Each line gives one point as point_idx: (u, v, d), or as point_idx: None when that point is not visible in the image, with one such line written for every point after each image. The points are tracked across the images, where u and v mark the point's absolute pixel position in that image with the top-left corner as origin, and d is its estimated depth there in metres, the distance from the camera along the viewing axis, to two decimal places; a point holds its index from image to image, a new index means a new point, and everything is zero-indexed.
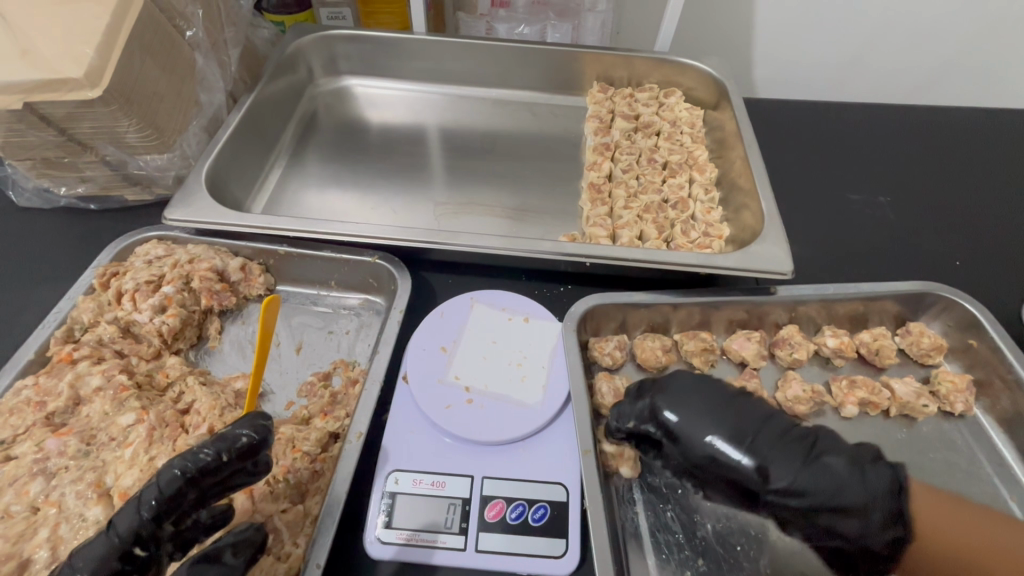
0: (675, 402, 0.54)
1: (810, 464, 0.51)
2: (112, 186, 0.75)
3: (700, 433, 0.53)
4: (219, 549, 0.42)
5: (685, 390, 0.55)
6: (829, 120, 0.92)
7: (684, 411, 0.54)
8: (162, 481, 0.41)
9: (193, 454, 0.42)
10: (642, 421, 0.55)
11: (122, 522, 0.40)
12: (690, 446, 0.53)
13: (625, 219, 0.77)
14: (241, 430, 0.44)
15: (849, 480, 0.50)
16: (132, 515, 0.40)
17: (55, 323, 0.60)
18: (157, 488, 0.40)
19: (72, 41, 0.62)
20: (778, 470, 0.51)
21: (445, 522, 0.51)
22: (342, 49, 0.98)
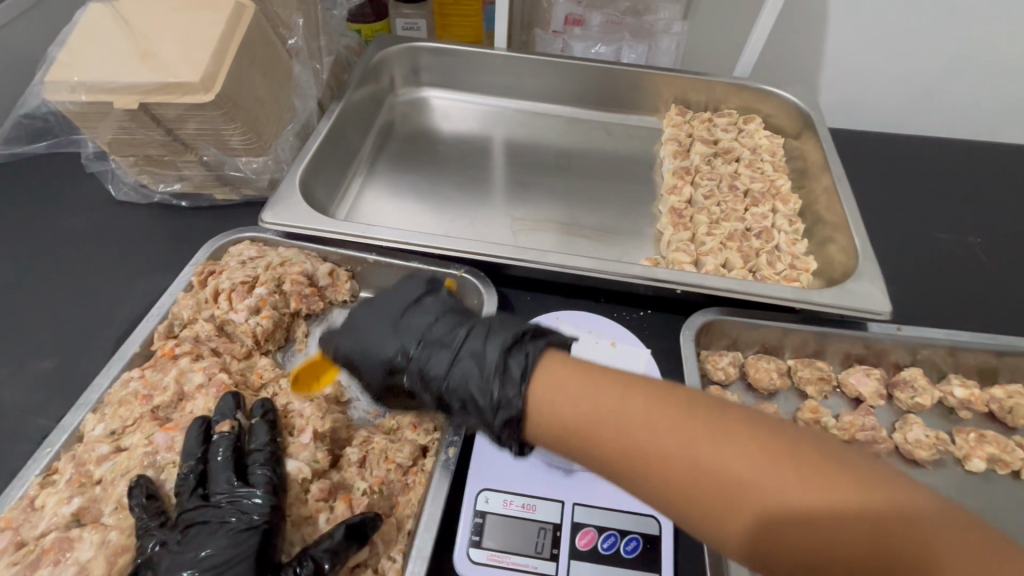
0: (365, 326, 0.56)
1: (423, 348, 0.53)
2: (206, 185, 0.77)
3: (427, 361, 0.51)
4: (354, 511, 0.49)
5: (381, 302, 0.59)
6: (913, 154, 0.90)
7: (434, 348, 0.52)
8: (258, 445, 0.51)
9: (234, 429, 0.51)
10: (436, 363, 0.51)
11: (256, 481, 0.48)
12: (465, 388, 0.48)
13: (708, 245, 0.76)
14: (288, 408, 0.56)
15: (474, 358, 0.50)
16: (268, 472, 0.49)
17: (158, 318, 0.62)
18: (265, 453, 0.50)
19: (190, 48, 0.65)
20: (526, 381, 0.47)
21: (535, 546, 0.50)
22: (424, 61, 1.00)
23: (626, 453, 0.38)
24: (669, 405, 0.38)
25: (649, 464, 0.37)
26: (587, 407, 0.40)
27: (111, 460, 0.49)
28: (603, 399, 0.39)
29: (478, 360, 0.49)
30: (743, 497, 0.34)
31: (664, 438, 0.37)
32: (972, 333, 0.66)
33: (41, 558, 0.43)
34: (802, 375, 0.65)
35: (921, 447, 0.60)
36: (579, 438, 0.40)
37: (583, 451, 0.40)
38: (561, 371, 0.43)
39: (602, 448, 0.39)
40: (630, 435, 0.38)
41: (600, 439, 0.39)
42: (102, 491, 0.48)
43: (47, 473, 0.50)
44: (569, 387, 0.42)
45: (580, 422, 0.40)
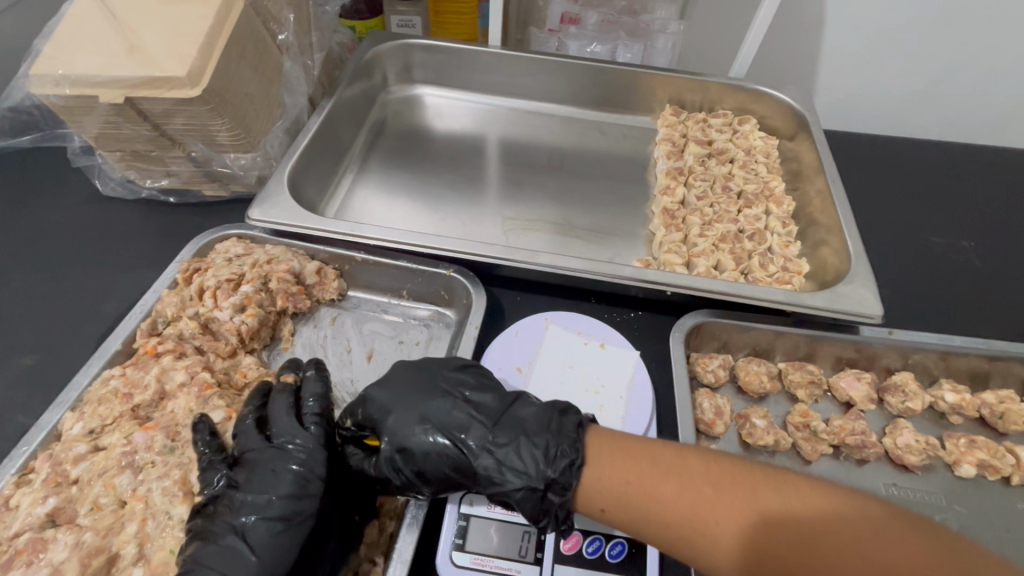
0: (404, 379, 0.52)
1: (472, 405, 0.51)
2: (194, 181, 0.76)
3: (469, 437, 0.49)
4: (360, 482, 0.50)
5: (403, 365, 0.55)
6: (908, 157, 0.89)
7: (483, 405, 0.51)
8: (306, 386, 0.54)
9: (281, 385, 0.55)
10: (481, 439, 0.48)
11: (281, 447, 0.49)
12: (513, 467, 0.47)
13: (700, 247, 0.75)
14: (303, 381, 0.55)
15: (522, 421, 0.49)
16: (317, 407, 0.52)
17: (141, 315, 0.61)
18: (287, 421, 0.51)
19: (177, 42, 0.64)
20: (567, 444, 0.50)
21: (519, 550, 0.50)
22: (417, 58, 0.99)
23: (672, 512, 0.43)
24: (700, 464, 0.45)
25: (693, 519, 0.42)
26: (635, 467, 0.45)
27: (89, 460, 0.49)
28: (648, 463, 0.45)
29: (531, 419, 0.49)
30: (779, 538, 0.40)
31: (701, 493, 0.43)
32: (963, 338, 0.65)
33: (13, 559, 0.43)
34: (792, 379, 0.64)
35: (910, 452, 0.60)
36: (631, 500, 0.44)
37: (633, 516, 0.44)
38: (603, 436, 0.48)
39: (651, 510, 0.43)
40: (676, 496, 0.43)
41: (646, 499, 0.44)
42: (79, 491, 0.47)
43: (23, 472, 0.49)
44: (615, 454, 0.47)
45: (631, 482, 0.45)
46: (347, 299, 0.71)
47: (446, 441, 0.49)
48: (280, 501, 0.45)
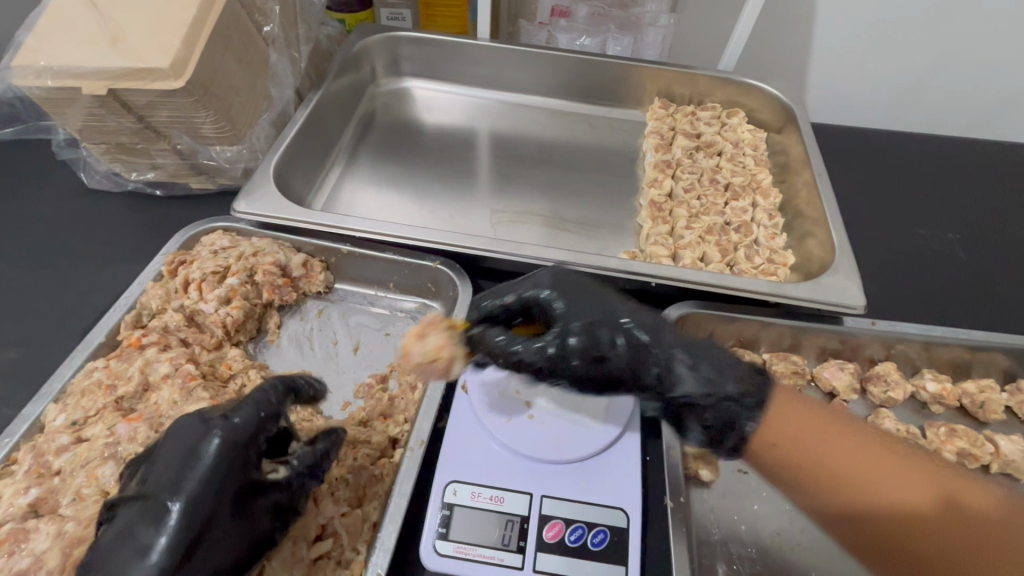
0: (576, 296, 0.54)
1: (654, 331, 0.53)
2: (180, 174, 0.76)
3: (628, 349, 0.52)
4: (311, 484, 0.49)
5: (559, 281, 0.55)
6: (894, 150, 0.90)
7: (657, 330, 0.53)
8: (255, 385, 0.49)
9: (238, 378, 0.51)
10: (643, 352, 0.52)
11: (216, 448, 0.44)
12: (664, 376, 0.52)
13: (686, 239, 0.76)
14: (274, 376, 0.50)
15: (691, 346, 0.53)
16: (254, 407, 0.47)
17: (125, 308, 0.61)
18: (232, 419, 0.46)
19: (161, 34, 0.64)
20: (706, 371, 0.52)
21: (502, 538, 0.50)
22: (406, 51, 0.99)
23: (844, 473, 0.47)
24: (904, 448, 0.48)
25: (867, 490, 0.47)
26: (819, 426, 0.49)
27: (72, 451, 0.49)
28: (848, 435, 0.49)
29: (687, 344, 0.53)
30: (877, 518, 0.46)
31: (884, 472, 0.47)
32: (945, 328, 0.66)
33: None
34: (776, 369, 0.65)
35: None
36: (801, 451, 0.49)
37: (800, 463, 0.49)
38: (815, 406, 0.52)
39: (837, 471, 0.48)
40: (849, 461, 0.48)
41: (844, 462, 0.48)
42: (61, 482, 0.47)
43: (5, 464, 0.49)
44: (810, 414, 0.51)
45: (805, 436, 0.49)
46: (334, 292, 0.71)
47: (608, 355, 0.52)
48: (179, 505, 0.41)
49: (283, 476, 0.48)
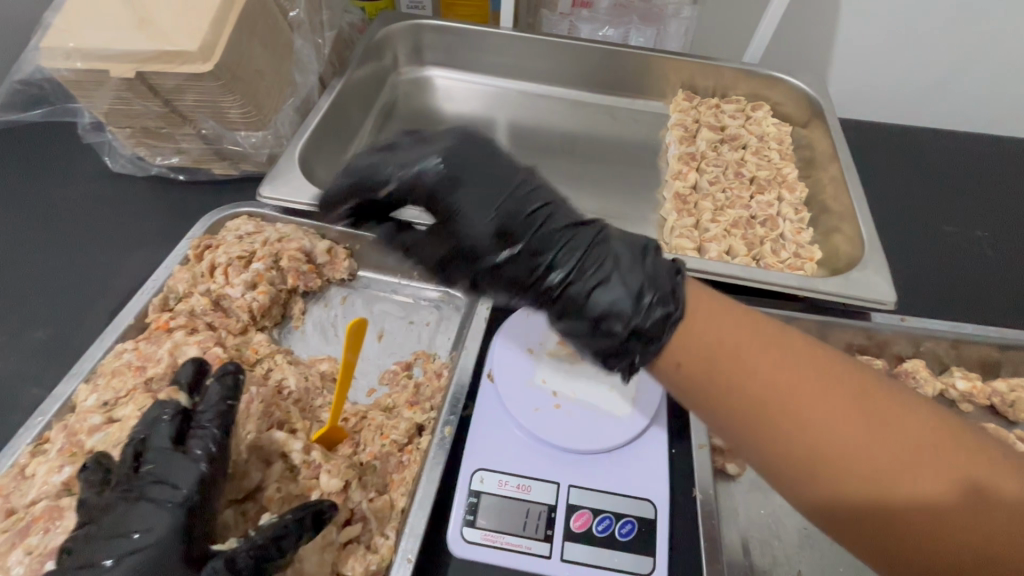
0: (473, 171, 0.47)
1: (588, 251, 0.44)
2: (204, 159, 0.75)
3: (539, 232, 0.45)
4: (280, 534, 0.42)
5: (468, 147, 0.48)
6: (921, 146, 0.88)
7: (577, 246, 0.45)
8: (208, 405, 0.47)
9: (182, 397, 0.49)
10: (570, 248, 0.44)
11: (159, 493, 0.42)
12: (605, 292, 0.43)
13: (712, 232, 0.75)
14: (213, 388, 0.48)
15: (627, 263, 0.44)
16: (209, 439, 0.45)
17: (152, 291, 0.61)
18: (178, 461, 0.43)
19: (190, 17, 0.63)
20: (609, 284, 0.43)
21: (529, 527, 0.50)
22: (428, 39, 0.98)
23: (846, 451, 0.36)
24: (872, 389, 0.38)
25: (890, 478, 0.35)
26: (712, 317, 0.42)
27: (104, 431, 0.49)
28: (749, 337, 0.40)
29: (613, 267, 0.44)
30: (826, 449, 0.36)
31: (839, 405, 0.37)
32: (976, 326, 0.65)
33: (31, 526, 0.43)
34: None
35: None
36: (731, 384, 0.39)
37: (720, 375, 0.40)
38: (705, 303, 0.43)
39: (786, 424, 0.37)
40: (766, 363, 0.39)
41: (753, 390, 0.39)
42: None
43: (39, 442, 0.49)
44: (720, 322, 0.41)
45: (730, 366, 0.39)
46: (358, 279, 0.71)
47: (512, 243, 0.45)
48: (116, 559, 0.39)
49: (233, 550, 0.41)
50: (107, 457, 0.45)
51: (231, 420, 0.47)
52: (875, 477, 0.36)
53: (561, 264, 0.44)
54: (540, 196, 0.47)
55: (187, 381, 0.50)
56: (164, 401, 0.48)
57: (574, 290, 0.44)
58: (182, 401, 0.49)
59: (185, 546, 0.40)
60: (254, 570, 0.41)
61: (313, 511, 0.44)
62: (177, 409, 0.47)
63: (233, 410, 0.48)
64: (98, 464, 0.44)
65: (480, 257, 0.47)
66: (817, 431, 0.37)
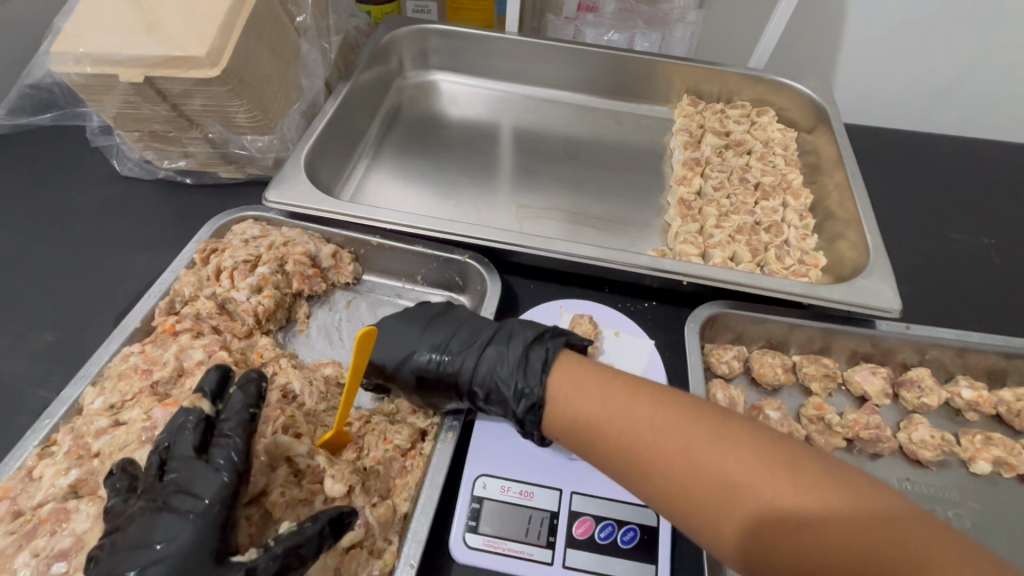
0: (392, 331, 0.59)
1: (477, 350, 0.56)
2: (210, 163, 0.76)
3: (447, 348, 0.56)
4: (300, 542, 0.42)
5: (394, 324, 0.60)
6: (928, 152, 0.88)
7: (467, 346, 0.56)
8: (230, 413, 0.47)
9: (205, 405, 0.47)
10: (472, 354, 0.55)
11: (183, 504, 0.42)
12: (502, 382, 0.53)
13: (716, 238, 0.75)
14: (236, 395, 0.48)
15: (507, 355, 0.54)
16: (231, 449, 0.45)
17: (159, 294, 0.61)
18: (202, 471, 0.43)
19: (198, 23, 0.64)
20: (497, 367, 0.54)
21: (532, 534, 0.50)
22: (433, 44, 0.99)
23: (691, 481, 0.41)
24: (711, 426, 0.42)
25: (739, 497, 0.39)
26: (577, 383, 0.49)
27: (110, 434, 0.49)
28: (599, 398, 0.47)
29: (502, 353, 0.54)
30: (694, 485, 0.40)
31: (680, 442, 0.42)
32: (982, 334, 0.65)
33: (38, 528, 0.44)
34: (807, 372, 0.64)
35: (925, 448, 0.60)
36: (587, 431, 0.46)
37: (591, 427, 0.46)
38: (571, 370, 0.50)
39: (639, 463, 0.43)
40: (623, 412, 0.45)
41: (606, 438, 0.45)
42: (100, 464, 0.48)
43: (46, 444, 0.50)
44: (572, 387, 0.49)
45: (587, 421, 0.46)
46: (362, 283, 0.72)
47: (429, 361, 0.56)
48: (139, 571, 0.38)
49: (254, 561, 0.41)
50: (133, 463, 0.46)
51: (253, 428, 0.47)
52: (721, 498, 0.39)
53: (467, 369, 0.55)
54: (453, 318, 0.60)
55: (208, 389, 0.48)
56: (188, 409, 0.47)
57: (482, 385, 0.54)
58: (205, 409, 0.47)
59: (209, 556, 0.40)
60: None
61: (328, 521, 0.44)
62: (200, 417, 0.46)
63: (256, 418, 0.48)
64: (124, 470, 0.45)
65: (427, 378, 0.56)
66: (674, 469, 0.41)
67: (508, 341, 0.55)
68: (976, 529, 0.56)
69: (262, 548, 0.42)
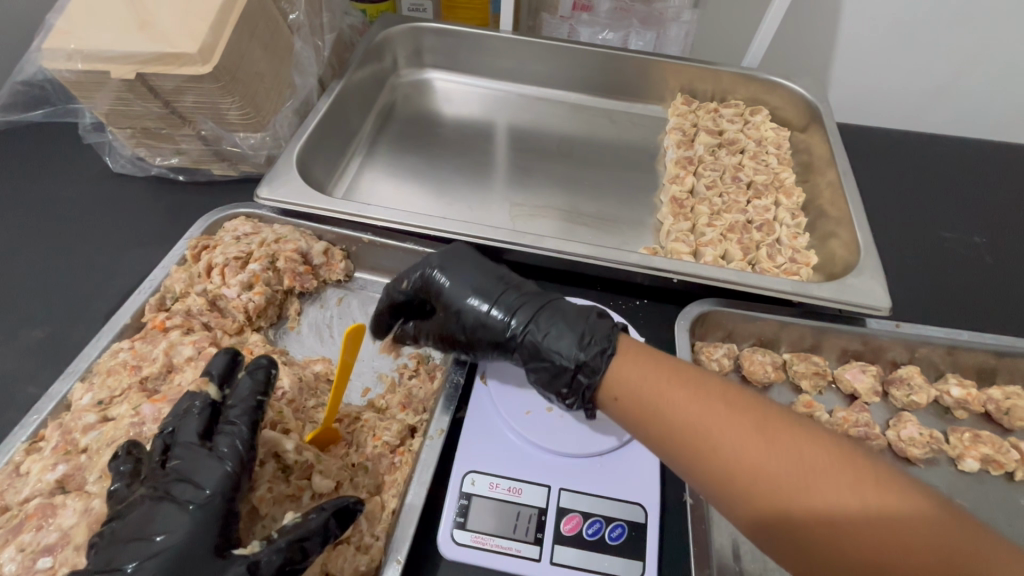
0: (455, 269, 0.59)
1: (540, 308, 0.56)
2: (203, 160, 0.76)
3: (505, 301, 0.57)
4: (305, 535, 0.42)
5: (453, 260, 0.60)
6: (920, 151, 0.88)
7: (524, 302, 0.57)
8: (237, 401, 0.48)
9: (212, 390, 0.48)
10: (531, 312, 0.56)
11: (185, 494, 0.42)
12: (558, 338, 0.53)
13: (708, 236, 0.75)
14: (244, 384, 0.49)
15: (571, 319, 0.54)
16: (236, 438, 0.45)
17: (149, 291, 0.61)
18: (205, 460, 0.44)
19: (190, 20, 0.64)
20: (554, 328, 0.54)
21: (520, 530, 0.50)
22: (428, 42, 0.99)
23: (757, 464, 0.41)
24: (782, 417, 0.44)
25: (799, 494, 0.40)
26: (639, 371, 0.49)
27: (98, 429, 0.49)
28: (670, 378, 0.48)
29: (564, 315, 0.55)
30: (756, 476, 0.41)
31: (748, 427, 0.43)
32: (971, 333, 0.65)
33: (24, 523, 0.44)
34: (796, 369, 0.64)
35: (914, 445, 0.60)
36: (644, 407, 0.47)
37: (652, 413, 0.47)
38: (639, 354, 0.51)
39: (701, 444, 0.44)
40: (684, 401, 0.46)
41: (672, 417, 0.45)
42: (87, 460, 0.48)
43: (34, 440, 0.50)
44: (643, 365, 0.49)
45: (650, 397, 0.47)
46: (354, 280, 0.72)
47: (487, 312, 0.57)
48: (137, 563, 0.38)
49: (257, 555, 0.41)
50: (138, 447, 0.46)
51: (259, 417, 0.47)
52: (781, 483, 0.40)
53: (524, 318, 0.55)
54: (511, 279, 0.60)
55: (216, 375, 0.49)
56: (194, 393, 0.48)
57: (537, 339, 0.54)
58: (211, 395, 0.48)
59: (211, 549, 0.40)
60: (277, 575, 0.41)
61: (331, 513, 0.44)
62: (206, 404, 0.47)
63: (262, 407, 0.48)
64: (129, 454, 0.45)
65: (466, 324, 0.57)
66: (734, 456, 0.42)
67: (575, 308, 0.56)
68: None
69: (265, 542, 0.42)
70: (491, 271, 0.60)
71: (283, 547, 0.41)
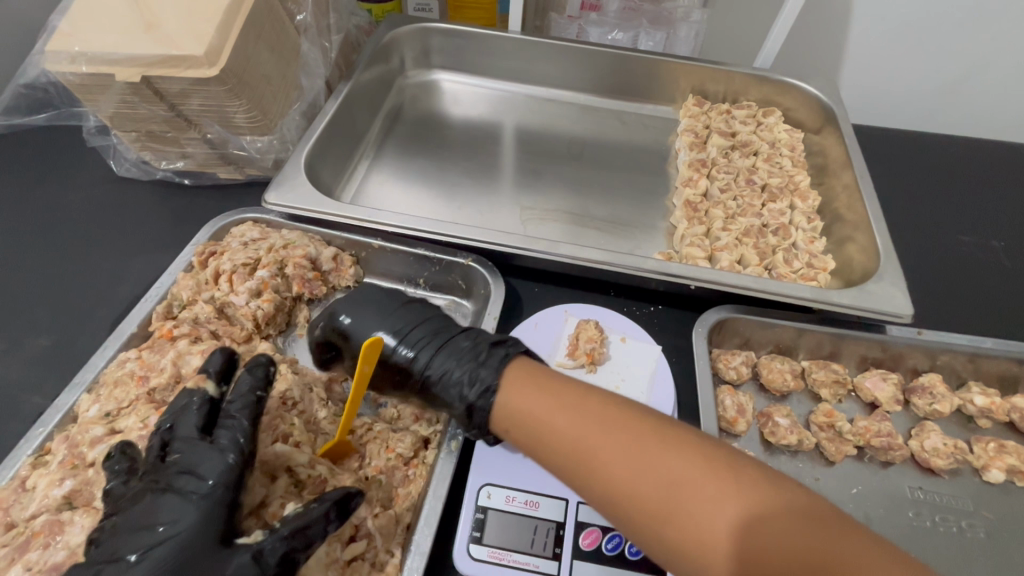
0: (362, 308, 0.59)
1: (441, 343, 0.55)
2: (209, 164, 0.75)
3: (408, 337, 0.57)
4: (308, 524, 0.41)
5: (360, 300, 0.60)
6: (936, 153, 0.87)
7: (428, 338, 0.56)
8: (236, 396, 0.48)
9: (210, 387, 0.48)
10: (433, 348, 0.55)
11: (187, 484, 0.41)
12: (452, 373, 0.52)
13: (723, 241, 0.74)
14: (242, 380, 0.49)
15: (469, 353, 0.53)
16: (237, 432, 0.45)
17: (156, 298, 0.60)
18: (205, 453, 0.43)
19: (196, 21, 0.63)
20: (450, 363, 0.53)
21: (537, 545, 0.49)
22: (435, 43, 0.97)
23: (636, 480, 0.40)
24: (660, 430, 0.42)
25: (683, 509, 0.38)
26: (526, 390, 0.47)
27: (105, 443, 0.48)
28: (552, 397, 0.46)
29: (463, 351, 0.54)
30: (638, 494, 0.40)
31: (629, 442, 0.41)
32: (994, 340, 0.64)
33: (31, 541, 0.42)
34: (816, 378, 0.63)
35: (938, 456, 0.58)
36: (532, 427, 0.46)
37: (538, 432, 0.45)
38: (524, 373, 0.49)
39: (584, 462, 0.42)
40: (567, 420, 0.44)
41: (555, 436, 0.44)
42: (95, 474, 0.46)
43: (39, 453, 0.49)
44: (527, 385, 0.48)
45: (535, 417, 0.45)
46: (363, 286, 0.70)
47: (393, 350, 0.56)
48: (140, 553, 0.38)
49: (259, 544, 0.40)
50: (132, 446, 0.45)
51: (259, 411, 0.47)
52: (674, 505, 0.38)
53: (427, 360, 0.55)
54: (421, 313, 0.59)
55: (214, 372, 0.49)
56: (192, 390, 0.48)
57: (434, 375, 0.53)
58: (210, 391, 0.48)
59: (214, 537, 0.39)
60: (280, 564, 0.40)
61: (333, 504, 0.42)
62: (204, 400, 0.47)
63: (262, 402, 0.48)
64: (123, 453, 0.44)
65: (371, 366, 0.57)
66: (618, 475, 0.40)
67: (474, 341, 0.55)
68: (990, 540, 0.55)
69: (268, 530, 0.41)
70: (398, 307, 0.60)
71: (284, 536, 0.40)
